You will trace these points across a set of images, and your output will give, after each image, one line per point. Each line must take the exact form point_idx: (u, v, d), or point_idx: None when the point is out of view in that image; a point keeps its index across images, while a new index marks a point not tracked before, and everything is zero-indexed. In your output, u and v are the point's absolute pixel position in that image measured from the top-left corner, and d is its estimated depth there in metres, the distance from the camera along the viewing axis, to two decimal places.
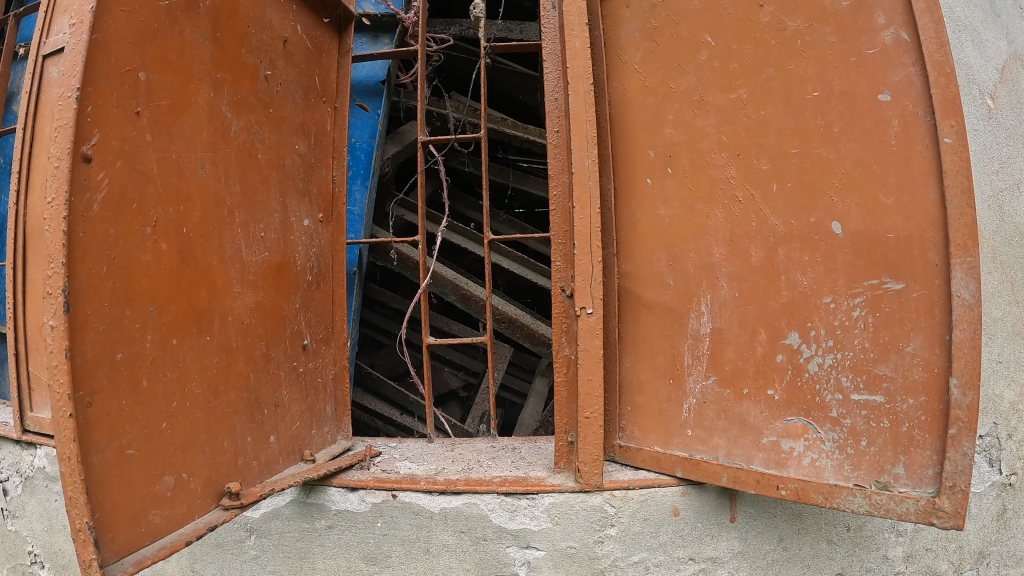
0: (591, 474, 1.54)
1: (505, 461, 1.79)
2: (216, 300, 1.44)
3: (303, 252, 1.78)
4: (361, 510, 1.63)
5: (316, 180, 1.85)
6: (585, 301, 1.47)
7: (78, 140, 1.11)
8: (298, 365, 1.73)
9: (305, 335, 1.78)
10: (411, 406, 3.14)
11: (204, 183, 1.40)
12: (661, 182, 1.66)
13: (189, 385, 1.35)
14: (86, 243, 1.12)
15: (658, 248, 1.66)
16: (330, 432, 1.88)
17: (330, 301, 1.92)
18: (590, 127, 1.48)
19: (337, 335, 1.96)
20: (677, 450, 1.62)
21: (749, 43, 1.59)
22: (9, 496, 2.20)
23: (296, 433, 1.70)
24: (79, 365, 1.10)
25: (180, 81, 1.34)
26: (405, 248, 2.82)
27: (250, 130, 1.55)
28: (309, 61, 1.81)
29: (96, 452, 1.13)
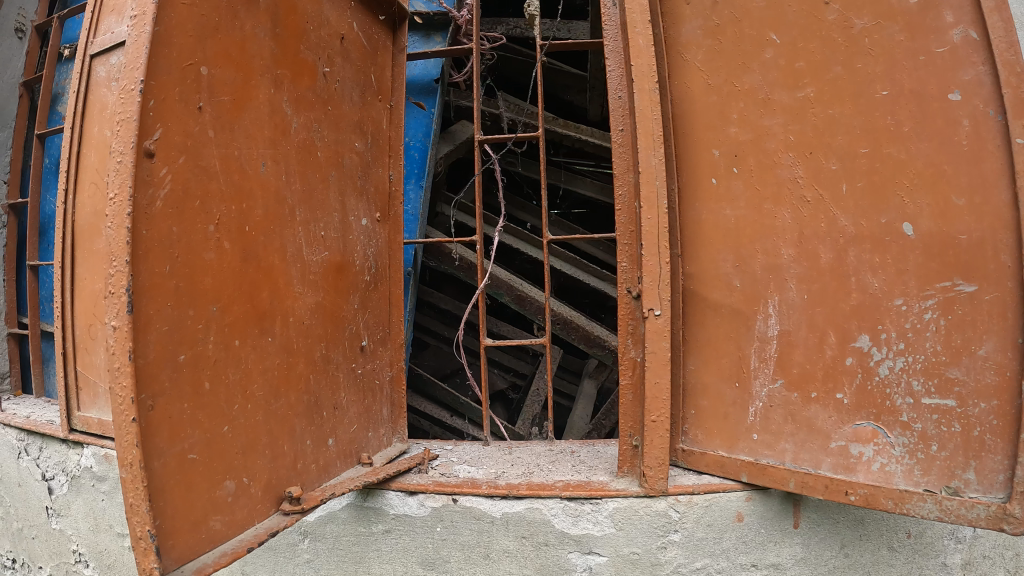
0: (656, 479, 1.51)
1: (565, 465, 1.76)
2: (277, 300, 1.42)
3: (361, 252, 1.77)
4: (420, 514, 1.61)
5: (372, 179, 1.83)
6: (653, 303, 1.43)
7: (140, 134, 1.09)
8: (356, 367, 1.71)
9: (363, 337, 1.76)
10: (463, 409, 3.10)
11: (265, 180, 1.39)
12: (727, 182, 1.63)
13: (252, 388, 1.33)
14: (149, 240, 1.10)
15: (722, 248, 1.63)
16: (386, 434, 1.86)
17: (387, 301, 1.91)
18: (657, 125, 1.45)
19: (394, 337, 1.94)
20: (743, 455, 1.60)
21: (815, 41, 1.54)
22: (54, 494, 2.18)
23: (354, 436, 1.68)
24: (141, 366, 1.08)
25: (241, 76, 1.32)
26: (467, 252, 2.82)
27: (310, 127, 1.54)
28: (365, 59, 1.79)
29: (158, 457, 1.11)
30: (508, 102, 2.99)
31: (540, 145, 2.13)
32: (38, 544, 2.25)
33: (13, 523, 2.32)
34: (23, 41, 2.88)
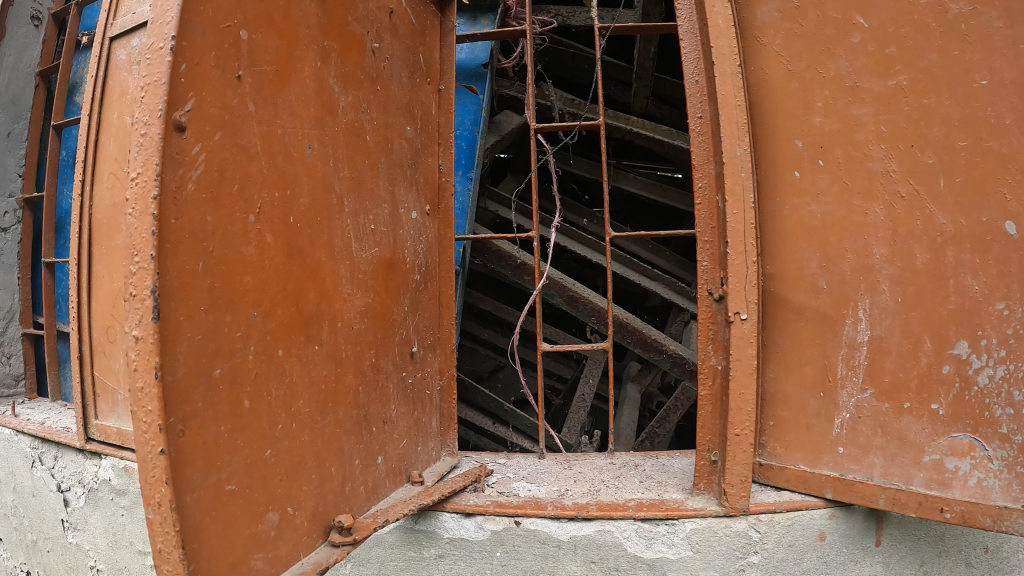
0: (737, 496, 1.47)
1: (633, 481, 1.70)
2: (323, 303, 1.30)
3: (412, 248, 1.65)
4: (478, 538, 1.56)
5: (422, 167, 1.71)
6: (739, 305, 1.42)
7: (170, 104, 0.95)
8: (407, 377, 1.61)
9: (414, 342, 1.65)
10: (505, 417, 3.25)
11: (311, 165, 1.26)
12: (811, 176, 1.54)
13: (296, 404, 1.22)
14: (179, 230, 0.97)
15: (808, 246, 1.54)
16: (434, 448, 1.76)
17: (437, 303, 1.81)
18: (740, 113, 1.45)
19: (443, 344, 1.83)
20: (826, 470, 1.52)
21: (908, 25, 1.46)
22: (70, 507, 2.06)
23: (403, 452, 1.58)
24: (170, 384, 0.95)
25: (286, 45, 1.19)
26: (527, 255, 2.90)
27: (358, 107, 1.41)
28: (413, 36, 1.66)
29: (190, 492, 0.98)
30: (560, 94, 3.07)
31: (601, 129, 2.02)
32: (53, 559, 2.13)
33: (26, 535, 2.20)
34: (40, 29, 2.72)
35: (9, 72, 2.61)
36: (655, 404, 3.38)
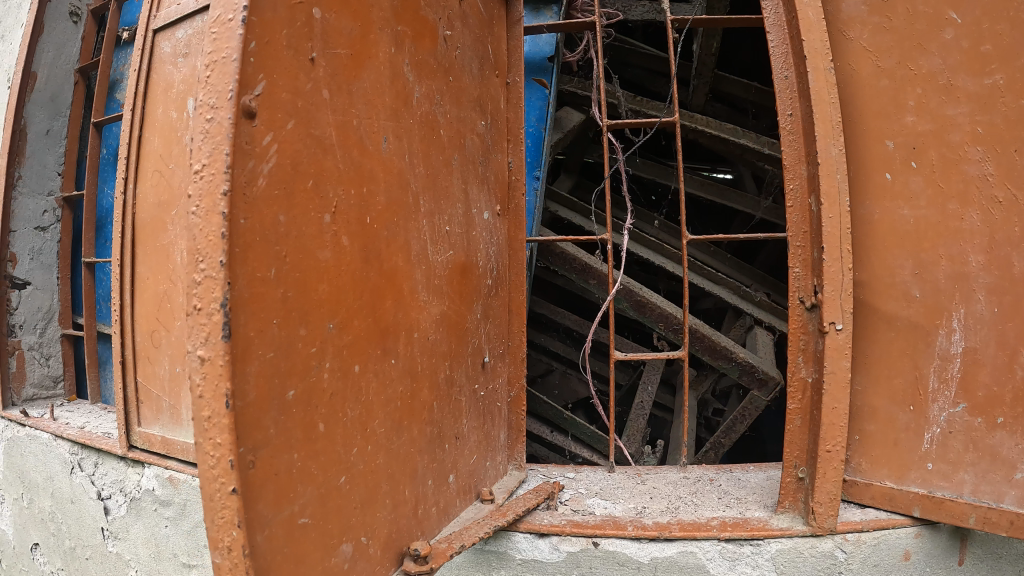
0: (825, 516, 1.65)
1: (712, 499, 1.95)
2: (398, 318, 1.61)
3: (485, 251, 2.09)
4: (553, 559, 1.82)
5: (492, 164, 2.14)
6: (834, 317, 1.58)
7: (242, 88, 1.11)
8: (477, 388, 2.03)
9: (484, 354, 2.09)
10: (563, 425, 3.50)
11: (386, 159, 1.55)
12: (903, 178, 1.61)
13: (371, 425, 1.49)
14: (247, 231, 1.12)
15: (901, 253, 1.61)
16: (502, 460, 2.21)
17: (508, 309, 2.28)
18: (833, 112, 1.60)
19: (513, 352, 2.30)
20: (914, 486, 1.63)
21: (1003, 23, 1.52)
22: (111, 516, 2.00)
23: (473, 466, 1.99)
24: (242, 409, 1.11)
25: (359, 27, 1.45)
26: (592, 262, 3.03)
27: (434, 98, 1.76)
28: (483, 25, 2.05)
29: (262, 530, 1.15)
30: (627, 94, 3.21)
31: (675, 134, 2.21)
32: (92, 567, 2.07)
33: (63, 541, 2.13)
34: (78, 25, 2.60)
35: (48, 71, 2.52)
36: (711, 411, 3.40)
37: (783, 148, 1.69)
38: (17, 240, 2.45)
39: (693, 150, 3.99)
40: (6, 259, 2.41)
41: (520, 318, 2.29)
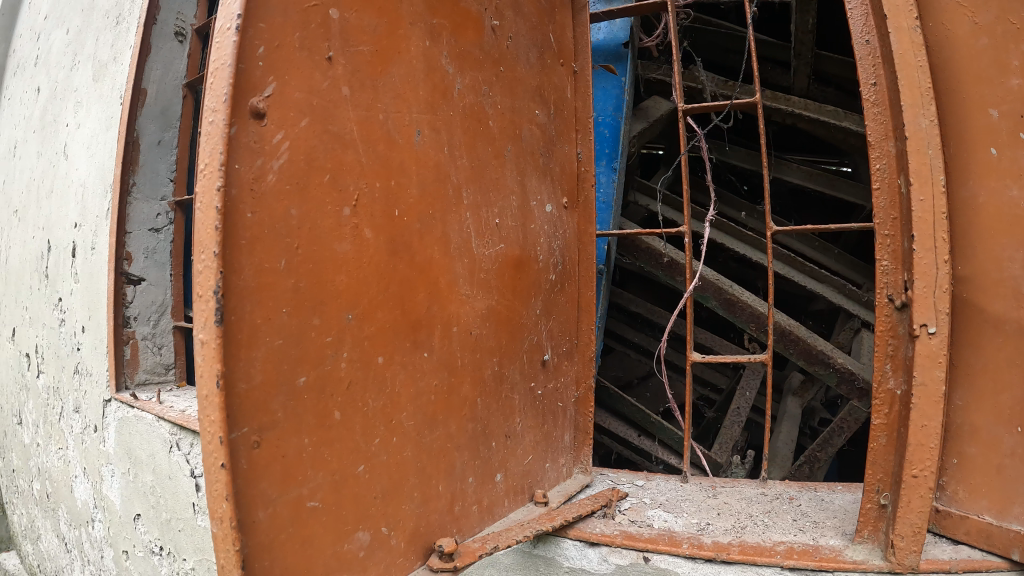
0: (907, 552, 1.42)
1: (785, 521, 1.76)
2: (433, 311, 1.37)
3: (547, 245, 1.84)
4: (600, 570, 1.69)
5: (558, 157, 1.92)
6: (927, 318, 1.36)
7: (247, 90, 1.00)
8: (536, 387, 1.76)
9: (546, 349, 1.83)
10: (651, 429, 3.36)
11: (420, 153, 1.35)
12: (1011, 154, 1.38)
13: (398, 417, 1.26)
14: (255, 226, 1.01)
15: (1009, 242, 1.38)
16: (567, 465, 1.95)
17: (577, 306, 2.01)
18: (921, 77, 1.39)
19: (581, 350, 2.03)
20: (1016, 525, 1.39)
21: None
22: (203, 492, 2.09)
23: (529, 468, 1.72)
24: (240, 392, 0.98)
25: (385, 23, 1.26)
26: (676, 253, 3.02)
27: (479, 90, 1.55)
28: (543, 17, 1.85)
29: (263, 508, 1.01)
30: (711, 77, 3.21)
31: (756, 114, 2.05)
32: (183, 538, 2.18)
33: (162, 513, 2.29)
34: (184, 44, 2.66)
35: (158, 87, 2.59)
36: (817, 421, 3.41)
37: (867, 122, 1.46)
38: (133, 241, 2.52)
39: (794, 138, 3.87)
40: (122, 257, 2.48)
41: (590, 315, 2.02)
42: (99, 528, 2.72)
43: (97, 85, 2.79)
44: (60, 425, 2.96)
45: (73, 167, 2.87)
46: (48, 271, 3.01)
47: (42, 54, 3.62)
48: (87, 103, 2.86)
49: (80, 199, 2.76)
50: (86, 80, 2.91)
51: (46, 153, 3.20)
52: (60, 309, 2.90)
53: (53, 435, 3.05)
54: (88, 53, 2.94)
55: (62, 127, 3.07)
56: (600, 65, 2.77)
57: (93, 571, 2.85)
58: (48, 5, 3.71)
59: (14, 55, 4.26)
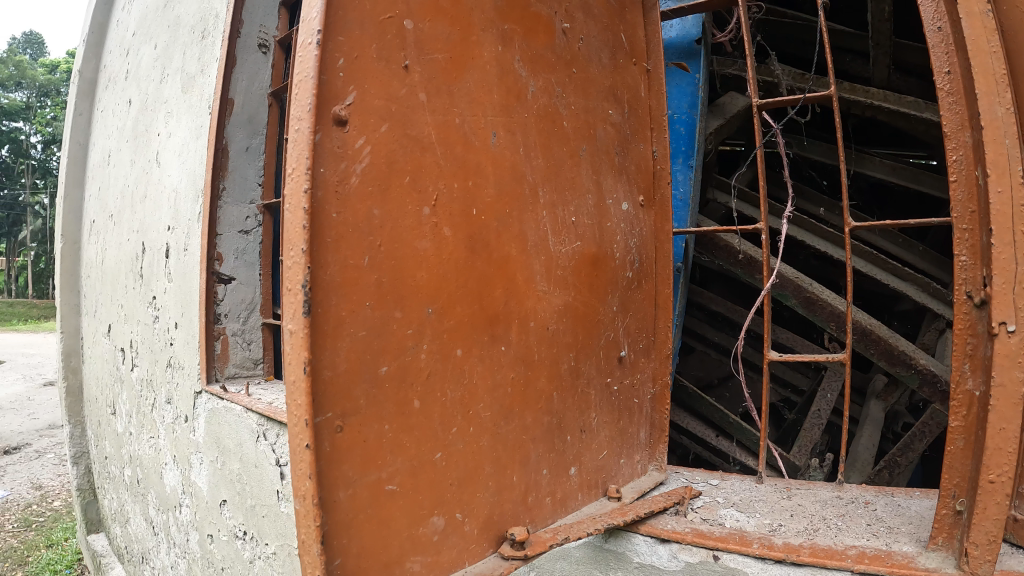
0: (981, 561, 1.36)
1: (858, 524, 1.73)
2: (510, 306, 1.41)
3: (623, 242, 1.85)
4: (670, 567, 1.69)
5: (633, 156, 1.92)
6: (1006, 316, 1.30)
7: (330, 99, 1.07)
8: (611, 382, 1.77)
9: (622, 346, 1.83)
10: (729, 429, 3.38)
11: (496, 154, 1.39)
12: None
13: (475, 408, 1.31)
14: (340, 225, 1.07)
15: None
16: (641, 461, 1.95)
17: (653, 303, 2.00)
18: (996, 63, 1.34)
19: (658, 347, 2.01)
20: None
21: None
22: (285, 479, 2.15)
23: (602, 463, 1.74)
24: (327, 378, 1.05)
25: (458, 31, 1.31)
26: (752, 248, 3.06)
27: (551, 91, 1.57)
28: (613, 17, 1.86)
29: (345, 488, 1.07)
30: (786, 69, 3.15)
31: (832, 107, 2.00)
32: (267, 523, 2.28)
33: (248, 499, 2.40)
34: (267, 55, 2.81)
35: (244, 97, 2.72)
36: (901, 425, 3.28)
37: (940, 112, 1.42)
38: (224, 242, 2.68)
39: (871, 131, 3.74)
40: (214, 258, 2.63)
41: (668, 313, 2.00)
42: (185, 512, 2.90)
43: (186, 96, 2.97)
44: (152, 415, 3.17)
45: (165, 173, 3.07)
46: (143, 271, 3.23)
47: (131, 69, 3.85)
48: (177, 114, 3.05)
49: (173, 204, 2.94)
50: (175, 91, 3.10)
51: (139, 162, 3.42)
52: (154, 306, 3.10)
53: (145, 424, 3.27)
54: (176, 66, 3.13)
55: (154, 136, 3.28)
56: (674, 63, 2.76)
57: (179, 553, 3.04)
58: (136, 22, 3.95)
59: (105, 70, 4.54)
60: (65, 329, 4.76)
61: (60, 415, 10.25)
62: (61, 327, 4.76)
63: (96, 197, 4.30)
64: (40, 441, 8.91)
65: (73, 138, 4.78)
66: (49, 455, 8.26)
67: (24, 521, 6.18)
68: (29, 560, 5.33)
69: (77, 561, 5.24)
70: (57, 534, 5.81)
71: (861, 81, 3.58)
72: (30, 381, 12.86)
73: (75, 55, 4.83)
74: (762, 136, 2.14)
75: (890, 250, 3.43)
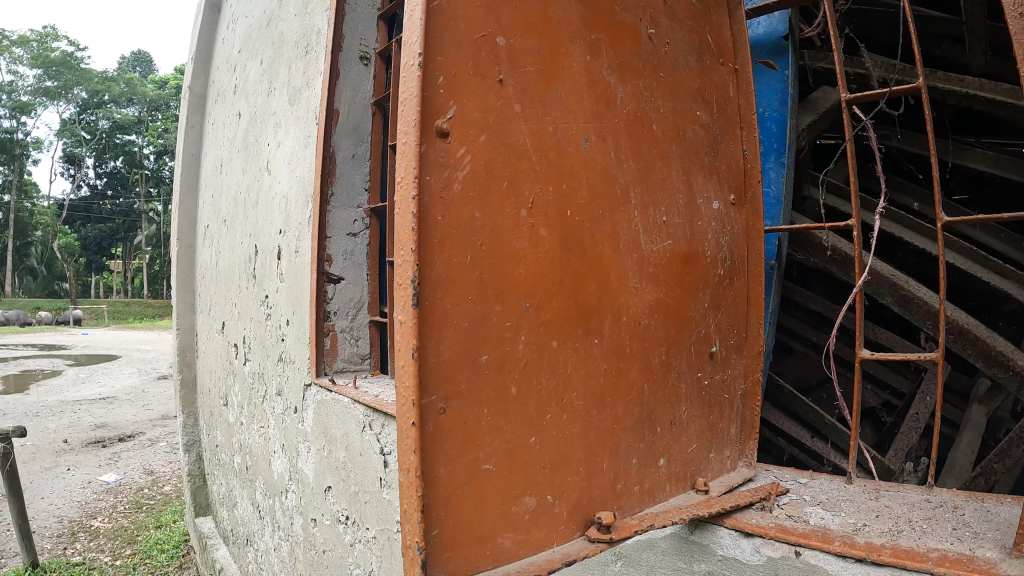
0: None
1: (944, 529, 1.70)
2: (604, 302, 1.49)
3: (714, 240, 1.89)
4: (752, 561, 1.71)
5: (723, 155, 1.96)
6: None
7: (433, 113, 1.18)
8: (701, 377, 1.81)
9: (713, 342, 1.87)
10: (824, 431, 3.36)
11: (589, 158, 1.47)
12: None
13: (569, 397, 1.39)
14: (445, 227, 1.18)
15: None
16: (730, 457, 1.98)
17: (745, 300, 2.02)
18: None
19: (750, 344, 2.04)
20: None
21: None
22: (388, 468, 2.28)
23: (692, 457, 1.78)
24: (432, 365, 1.16)
25: (547, 44, 1.40)
26: (839, 243, 3.07)
27: (639, 96, 1.63)
28: (698, 19, 1.90)
29: (446, 465, 1.18)
30: (877, 60, 3.09)
31: (922, 99, 1.95)
32: (369, 509, 2.42)
33: (351, 485, 2.56)
34: (367, 67, 2.99)
35: (348, 107, 2.91)
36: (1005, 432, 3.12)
37: None
38: (333, 244, 2.87)
39: (972, 121, 3.56)
40: (324, 259, 2.83)
41: (760, 311, 2.02)
42: (292, 497, 3.12)
43: (293, 108, 3.20)
44: (263, 406, 3.42)
45: (275, 181, 3.31)
46: (256, 272, 3.50)
47: (239, 84, 4.16)
48: (285, 125, 3.29)
49: (284, 209, 3.18)
50: (282, 104, 3.34)
51: (251, 170, 3.70)
52: (267, 305, 3.36)
53: (256, 414, 3.53)
54: (282, 80, 3.38)
55: (264, 146, 3.54)
56: (762, 62, 2.75)
57: (283, 535, 3.28)
58: (242, 40, 4.25)
59: (215, 85, 4.90)
60: (181, 325, 5.18)
61: (172, 407, 11.06)
62: (177, 324, 5.18)
63: (210, 204, 4.66)
64: (153, 430, 9.66)
65: (188, 150, 5.18)
66: (162, 444, 8.94)
67: (136, 504, 6.74)
68: (140, 539, 5.82)
69: (182, 542, 5.67)
70: (166, 516, 6.30)
71: (961, 69, 3.43)
72: (146, 375, 13.90)
73: (186, 72, 5.22)
74: (852, 131, 2.11)
75: (996, 248, 3.29)
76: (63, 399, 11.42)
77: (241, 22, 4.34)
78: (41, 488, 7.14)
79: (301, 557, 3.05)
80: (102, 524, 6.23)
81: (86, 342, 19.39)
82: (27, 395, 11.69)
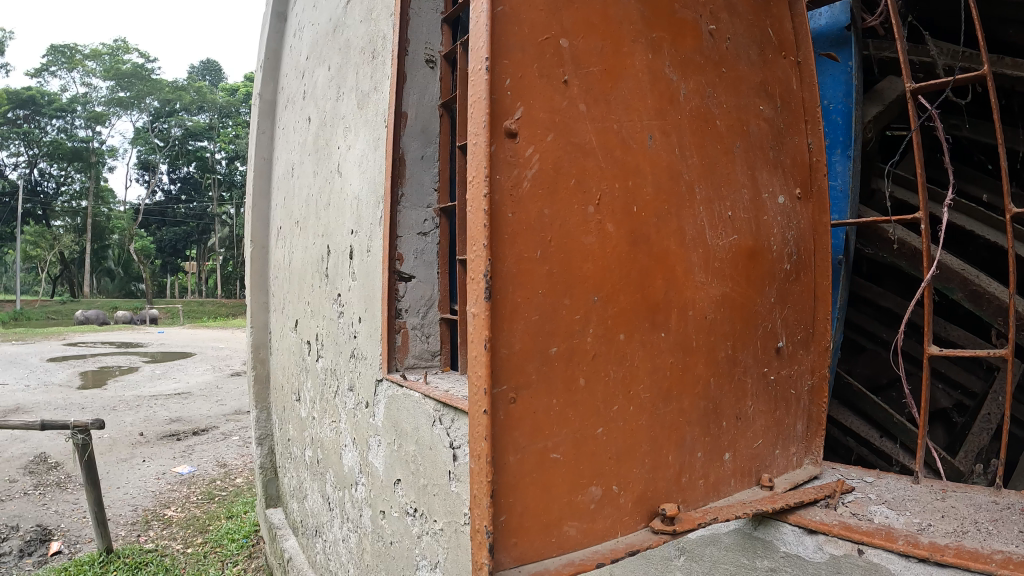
0: None
1: (1011, 530, 1.65)
2: (670, 296, 1.51)
3: (779, 232, 1.87)
4: (815, 559, 1.70)
5: (787, 149, 1.94)
6: None
7: (502, 115, 1.23)
8: (767, 372, 1.81)
9: (779, 338, 1.86)
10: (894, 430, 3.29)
11: (653, 155, 1.50)
12: None
13: (636, 388, 1.43)
14: (515, 223, 1.23)
15: None
16: (795, 453, 1.96)
17: (812, 296, 2.00)
18: None
19: (818, 340, 2.01)
20: None
21: None
22: (457, 461, 2.34)
23: (757, 452, 1.78)
24: (503, 356, 1.21)
25: (609, 44, 1.43)
26: (908, 237, 3.01)
27: (701, 91, 1.64)
28: (759, 13, 1.89)
29: (515, 453, 1.23)
30: (942, 48, 3.00)
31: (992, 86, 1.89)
32: (437, 501, 2.49)
33: (420, 479, 2.65)
34: (433, 69, 3.07)
35: (415, 109, 3.00)
36: None
37: None
38: (404, 243, 2.97)
39: None
40: (395, 258, 2.93)
41: (827, 306, 1.99)
42: (361, 489, 3.24)
43: (362, 112, 3.32)
44: (335, 401, 3.56)
45: (346, 183, 3.44)
46: (328, 271, 3.64)
47: (308, 90, 4.32)
48: (354, 129, 3.41)
49: (356, 210, 3.30)
50: (351, 108, 3.47)
51: (322, 173, 3.85)
52: (339, 303, 3.49)
53: (328, 409, 3.68)
54: (351, 85, 3.50)
55: (334, 150, 3.68)
56: (824, 53, 2.70)
57: (352, 526, 3.40)
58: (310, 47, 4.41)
59: (284, 92, 5.11)
60: (255, 323, 5.43)
61: (243, 403, 11.56)
62: (252, 323, 5.43)
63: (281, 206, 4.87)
64: (226, 424, 10.12)
65: (260, 155, 5.42)
66: (234, 438, 9.35)
67: (208, 495, 7.07)
68: (211, 529, 6.11)
69: (252, 532, 5.90)
70: (236, 507, 6.58)
71: None
72: (218, 372, 14.54)
73: (256, 80, 5.45)
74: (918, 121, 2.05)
75: None
76: (140, 394, 12.07)
77: (308, 30, 4.51)
78: (118, 478, 7.57)
79: (369, 548, 3.16)
80: (175, 514, 6.57)
81: (160, 340, 20.39)
82: (105, 390, 12.40)
